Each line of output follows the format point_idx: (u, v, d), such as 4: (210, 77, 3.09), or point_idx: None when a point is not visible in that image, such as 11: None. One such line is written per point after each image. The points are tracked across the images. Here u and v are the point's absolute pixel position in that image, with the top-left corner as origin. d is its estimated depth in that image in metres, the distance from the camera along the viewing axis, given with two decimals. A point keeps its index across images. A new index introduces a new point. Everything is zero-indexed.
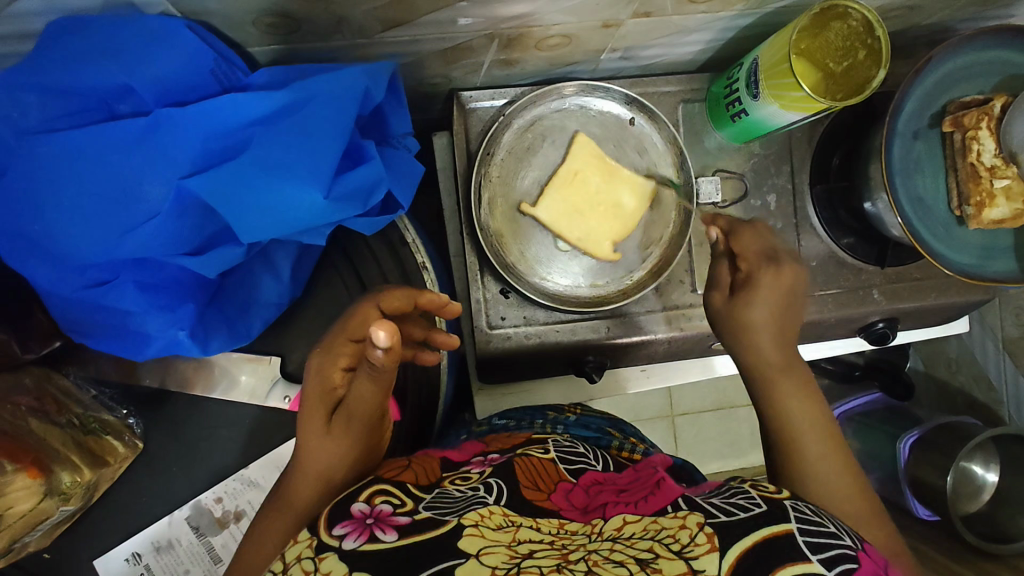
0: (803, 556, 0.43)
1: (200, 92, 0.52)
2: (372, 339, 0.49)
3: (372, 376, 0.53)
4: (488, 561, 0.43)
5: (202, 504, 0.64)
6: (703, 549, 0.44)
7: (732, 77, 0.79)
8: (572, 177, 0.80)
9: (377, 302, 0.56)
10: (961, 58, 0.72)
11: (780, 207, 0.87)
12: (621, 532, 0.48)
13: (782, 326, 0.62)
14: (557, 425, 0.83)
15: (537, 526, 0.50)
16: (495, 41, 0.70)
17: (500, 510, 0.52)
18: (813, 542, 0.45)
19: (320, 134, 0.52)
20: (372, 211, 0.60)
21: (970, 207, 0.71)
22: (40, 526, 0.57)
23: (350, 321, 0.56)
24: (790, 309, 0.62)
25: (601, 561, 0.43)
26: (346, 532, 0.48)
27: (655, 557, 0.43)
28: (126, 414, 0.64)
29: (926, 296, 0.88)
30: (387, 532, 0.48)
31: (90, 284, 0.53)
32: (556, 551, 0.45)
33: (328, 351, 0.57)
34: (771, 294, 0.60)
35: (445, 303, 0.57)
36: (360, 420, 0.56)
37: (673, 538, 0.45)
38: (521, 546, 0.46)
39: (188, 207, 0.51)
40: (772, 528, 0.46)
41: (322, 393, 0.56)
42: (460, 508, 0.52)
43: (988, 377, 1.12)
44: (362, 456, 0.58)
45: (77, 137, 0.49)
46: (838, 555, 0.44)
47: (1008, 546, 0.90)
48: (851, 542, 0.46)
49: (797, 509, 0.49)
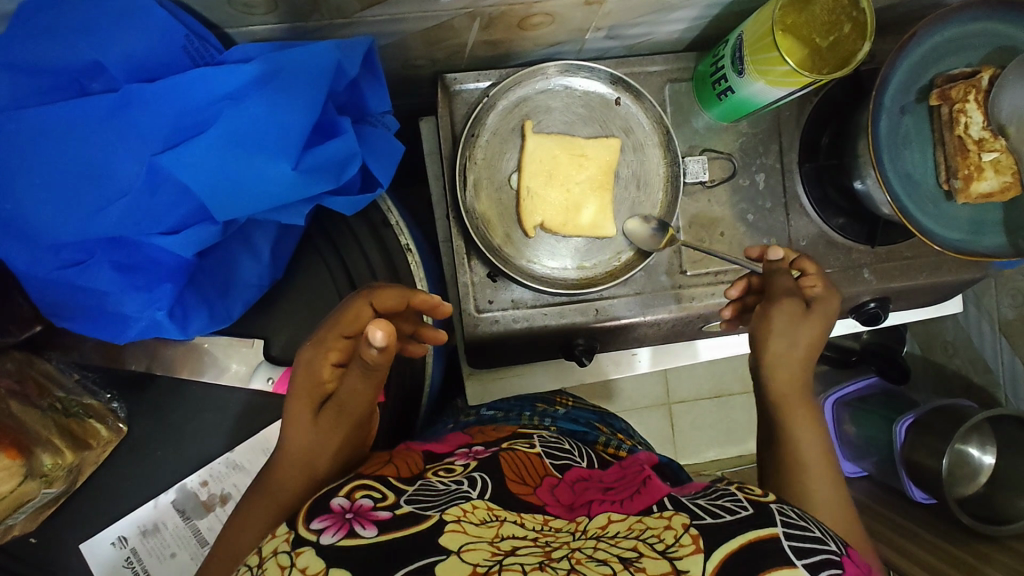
0: (788, 560, 0.42)
1: (170, 69, 0.51)
2: (370, 338, 0.50)
3: (365, 372, 0.53)
4: (469, 558, 0.43)
5: (188, 488, 0.64)
6: (687, 550, 0.43)
7: (718, 55, 0.78)
8: (547, 173, 0.81)
9: (369, 300, 0.55)
10: (949, 31, 0.71)
11: (768, 187, 0.86)
12: (606, 530, 0.48)
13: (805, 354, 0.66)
14: (544, 417, 0.80)
15: (520, 521, 0.50)
16: (477, 21, 0.69)
17: (484, 504, 0.52)
18: (798, 546, 0.44)
19: (292, 108, 0.52)
20: (352, 189, 0.60)
21: (958, 180, 0.70)
22: (23, 509, 0.57)
23: (341, 316, 0.55)
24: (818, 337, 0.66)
25: (584, 559, 0.43)
26: (324, 527, 0.47)
27: (638, 556, 0.43)
28: (110, 399, 0.64)
29: (917, 275, 0.87)
30: (367, 526, 0.47)
31: (65, 265, 0.52)
32: (539, 548, 0.45)
33: (316, 346, 0.55)
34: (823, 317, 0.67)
35: (438, 303, 0.57)
36: (351, 414, 0.56)
37: (658, 538, 0.45)
38: (504, 542, 0.46)
39: (161, 185, 0.51)
40: (756, 531, 0.45)
41: (310, 387, 0.56)
42: (442, 503, 0.51)
43: (984, 359, 1.11)
44: (346, 449, 0.58)
45: (47, 114, 0.48)
46: (822, 560, 0.43)
47: (1004, 528, 0.89)
48: (835, 547, 0.46)
49: (783, 513, 0.49)
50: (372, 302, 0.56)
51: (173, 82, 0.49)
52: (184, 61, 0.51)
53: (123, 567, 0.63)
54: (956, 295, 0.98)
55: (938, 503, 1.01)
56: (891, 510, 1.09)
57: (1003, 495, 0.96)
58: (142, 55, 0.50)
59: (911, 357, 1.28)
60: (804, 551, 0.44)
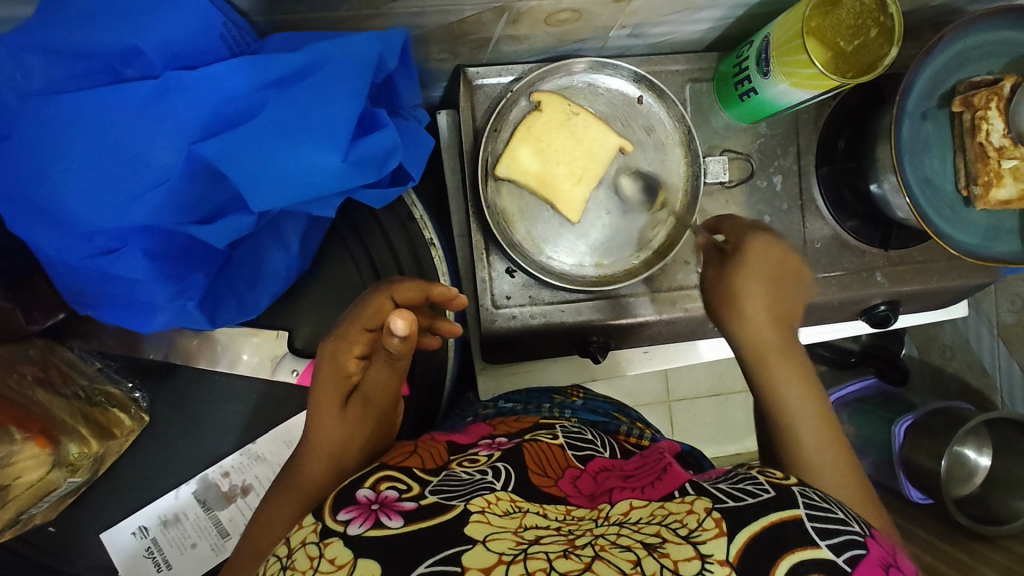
0: (810, 540, 0.43)
1: (209, 59, 0.50)
2: (390, 327, 0.50)
3: (387, 361, 0.54)
4: (493, 547, 0.43)
5: (210, 478, 0.65)
6: (710, 534, 0.43)
7: (742, 56, 0.78)
8: (538, 142, 0.79)
9: (390, 293, 0.55)
10: (971, 38, 0.72)
11: (785, 188, 0.87)
12: (627, 516, 0.48)
13: (775, 308, 0.64)
14: (564, 408, 0.81)
15: (543, 512, 0.50)
16: (504, 16, 0.69)
17: (507, 496, 0.51)
18: (821, 527, 0.44)
19: (332, 98, 0.52)
20: (384, 183, 0.60)
21: (978, 187, 0.71)
22: (48, 497, 0.57)
23: (363, 310, 0.55)
24: (779, 283, 0.65)
25: (607, 545, 0.43)
26: (351, 517, 0.47)
27: (661, 542, 0.43)
28: (131, 388, 0.64)
29: (928, 279, 0.88)
30: (392, 517, 0.47)
31: (97, 252, 0.52)
32: (562, 537, 0.45)
33: (339, 339, 0.56)
34: (761, 250, 0.64)
35: (453, 297, 0.58)
36: (377, 406, 0.57)
37: (681, 524, 0.45)
38: (527, 533, 0.45)
39: (199, 173, 0.50)
40: (778, 513, 0.45)
41: (337, 379, 0.56)
42: (467, 492, 0.51)
43: (982, 363, 1.13)
44: (373, 437, 0.59)
45: (86, 99, 0.47)
46: (846, 540, 0.44)
47: (999, 528, 0.91)
48: (859, 528, 0.46)
49: (806, 495, 0.49)
50: (392, 295, 0.55)
51: (212, 70, 0.49)
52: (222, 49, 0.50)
53: (143, 557, 0.63)
54: (962, 299, 1.00)
55: (936, 502, 1.02)
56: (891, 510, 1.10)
57: (999, 496, 0.98)
58: (180, 42, 0.49)
59: (907, 359, 1.29)
60: (828, 531, 0.44)
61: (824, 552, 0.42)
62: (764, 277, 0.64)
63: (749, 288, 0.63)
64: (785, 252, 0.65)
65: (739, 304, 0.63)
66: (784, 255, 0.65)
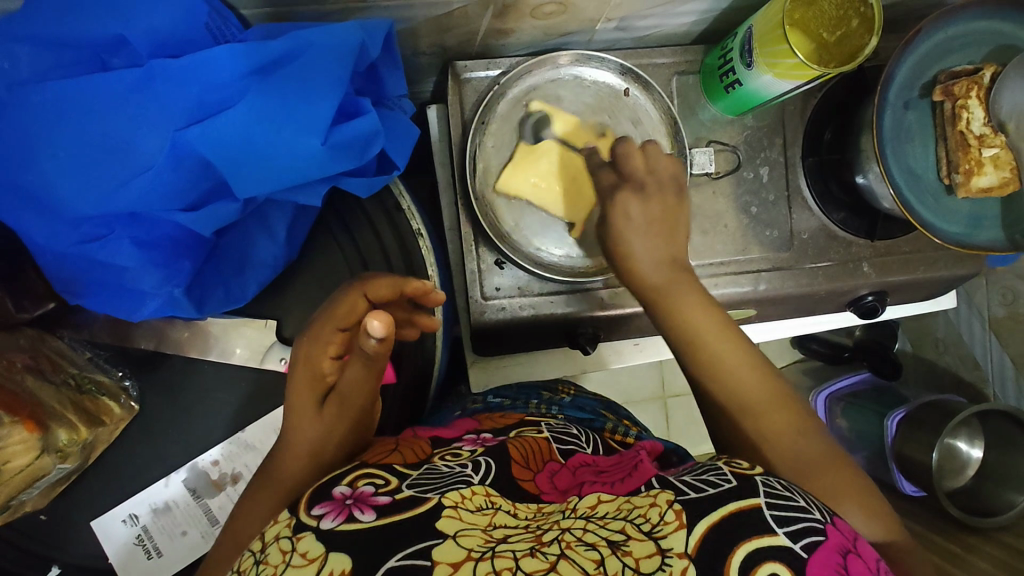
0: (770, 528, 0.44)
1: (193, 48, 0.51)
2: (367, 329, 0.50)
3: (366, 364, 0.53)
4: (463, 544, 0.43)
5: (201, 466, 0.65)
6: (671, 527, 0.44)
7: (727, 48, 0.79)
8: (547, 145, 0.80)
9: (364, 292, 0.55)
10: (951, 29, 0.73)
11: (772, 180, 0.88)
12: (595, 510, 0.47)
13: (666, 254, 0.62)
14: (552, 404, 0.82)
15: (514, 510, 0.50)
16: (490, 9, 0.69)
17: (482, 490, 0.52)
18: (780, 515, 0.45)
19: (314, 86, 0.52)
20: (369, 171, 0.61)
21: (959, 175, 0.72)
22: (37, 484, 0.58)
23: (337, 310, 0.55)
24: (669, 231, 0.62)
25: (573, 542, 0.43)
26: (324, 513, 0.47)
27: (626, 538, 0.43)
28: (121, 376, 0.65)
29: (914, 270, 0.89)
30: (365, 511, 0.48)
31: (85, 239, 0.52)
32: (529, 533, 0.45)
33: (314, 340, 0.56)
34: (639, 213, 0.62)
35: (429, 292, 0.57)
36: (353, 406, 0.56)
37: (645, 518, 0.45)
38: (496, 530, 0.46)
39: (183, 160, 0.51)
40: (738, 503, 0.46)
41: (312, 380, 0.56)
42: (442, 486, 0.51)
43: (973, 356, 1.14)
44: (352, 437, 0.59)
45: (71, 87, 0.48)
46: (804, 527, 0.44)
47: (991, 520, 0.91)
48: (820, 515, 0.46)
49: (768, 484, 0.49)
50: (366, 294, 0.55)
51: (195, 58, 0.49)
52: (206, 38, 0.51)
53: (133, 545, 0.64)
54: (950, 290, 1.00)
55: (927, 495, 1.03)
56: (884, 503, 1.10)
57: (990, 487, 0.98)
58: (164, 31, 0.50)
59: (901, 353, 1.30)
60: (787, 519, 0.45)
61: (782, 538, 0.43)
62: (645, 219, 0.62)
63: (633, 243, 0.62)
64: (665, 201, 0.63)
65: (631, 263, 0.62)
66: (669, 198, 0.63)
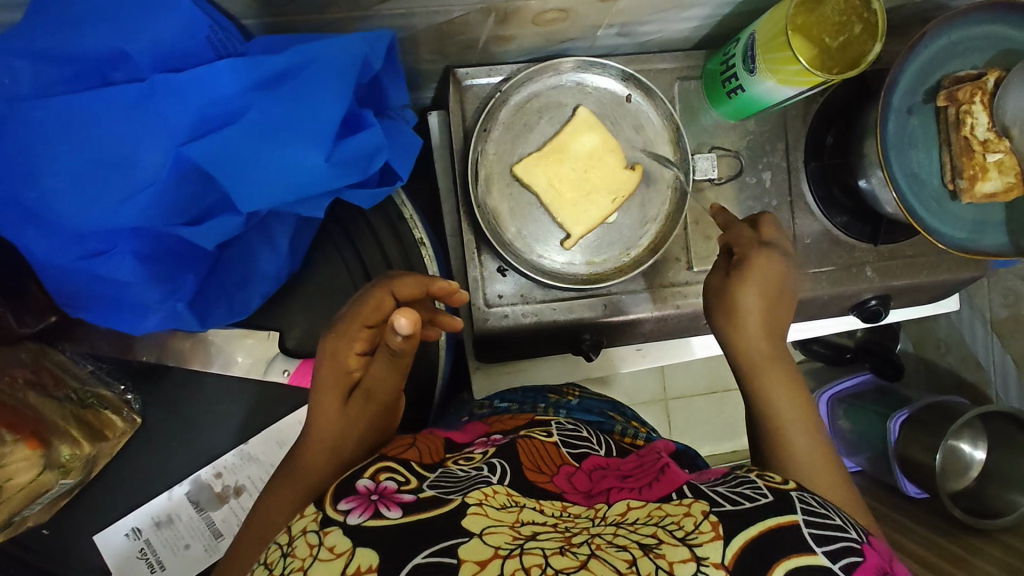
0: (807, 547, 0.43)
1: (195, 61, 0.51)
2: (394, 325, 0.50)
3: (392, 358, 0.54)
4: (490, 541, 0.42)
5: (202, 479, 0.65)
6: (706, 537, 0.43)
7: (729, 53, 0.79)
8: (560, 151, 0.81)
9: (390, 291, 0.55)
10: (955, 33, 0.73)
11: (775, 185, 0.87)
12: (625, 517, 0.48)
13: (769, 320, 0.64)
14: (559, 408, 0.81)
15: (540, 507, 0.50)
16: (491, 16, 0.69)
17: (504, 490, 0.52)
18: (818, 534, 0.45)
19: (318, 98, 0.52)
20: (372, 183, 0.61)
21: (963, 180, 0.72)
22: (40, 499, 0.58)
23: (363, 306, 0.55)
24: (776, 301, 0.64)
25: (604, 545, 0.43)
26: (351, 508, 0.47)
27: (658, 543, 0.43)
28: (123, 390, 0.64)
29: (917, 273, 0.89)
30: (391, 508, 0.48)
31: (87, 255, 0.52)
32: (559, 534, 0.45)
33: (341, 336, 0.56)
34: (760, 277, 0.63)
35: (454, 291, 0.56)
36: (378, 402, 0.57)
37: (678, 526, 0.45)
38: (525, 527, 0.45)
39: (186, 174, 0.51)
40: (776, 518, 0.45)
41: (339, 375, 0.56)
42: (464, 487, 0.51)
43: (976, 358, 1.13)
44: (374, 433, 0.59)
45: (73, 102, 0.48)
46: (842, 547, 0.44)
47: (994, 522, 0.91)
48: (856, 534, 0.46)
49: (803, 500, 0.49)
50: (392, 293, 0.55)
51: (199, 72, 0.49)
52: (209, 52, 0.51)
53: (136, 558, 0.64)
54: (953, 293, 1.00)
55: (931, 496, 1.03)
56: (887, 505, 1.10)
57: (994, 489, 0.98)
58: (166, 44, 0.49)
59: (904, 354, 1.30)
60: (825, 538, 0.44)
61: (819, 558, 0.42)
62: (767, 278, 0.63)
63: (747, 300, 0.63)
64: (789, 270, 0.65)
65: (740, 318, 0.64)
66: (785, 278, 0.64)
